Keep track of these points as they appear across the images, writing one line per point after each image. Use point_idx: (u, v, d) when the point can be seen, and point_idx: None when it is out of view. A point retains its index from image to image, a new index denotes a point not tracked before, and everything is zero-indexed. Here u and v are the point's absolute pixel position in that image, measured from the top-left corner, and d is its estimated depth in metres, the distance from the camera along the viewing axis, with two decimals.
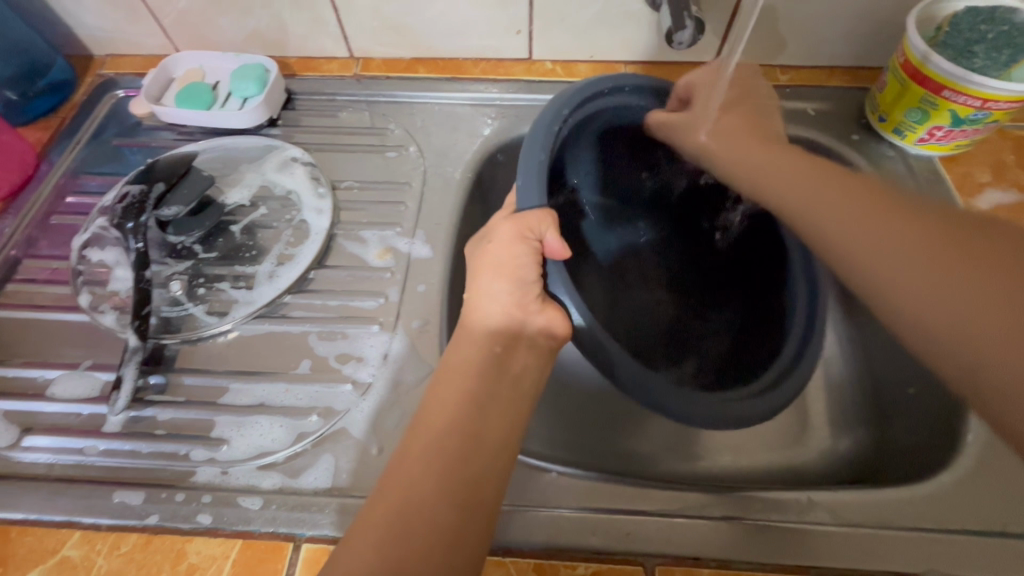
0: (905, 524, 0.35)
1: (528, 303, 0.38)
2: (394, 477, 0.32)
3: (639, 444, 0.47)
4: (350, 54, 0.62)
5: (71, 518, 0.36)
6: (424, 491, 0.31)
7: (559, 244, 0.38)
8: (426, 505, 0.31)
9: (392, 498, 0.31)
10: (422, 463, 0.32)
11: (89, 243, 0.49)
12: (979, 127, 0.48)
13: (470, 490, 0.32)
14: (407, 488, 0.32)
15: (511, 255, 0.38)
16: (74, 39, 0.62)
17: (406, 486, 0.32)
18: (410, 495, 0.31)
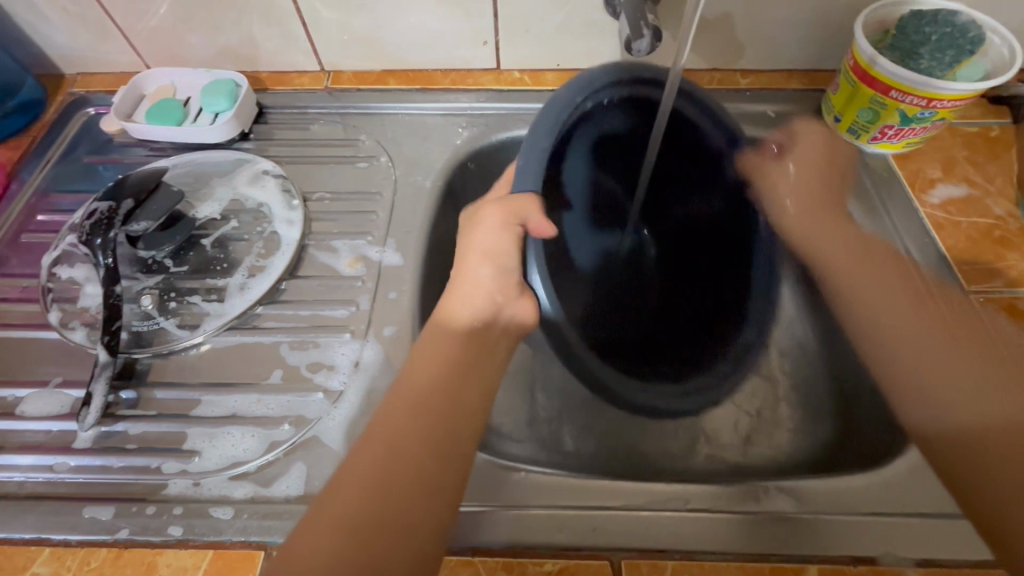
0: (858, 510, 0.37)
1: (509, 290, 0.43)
2: (381, 427, 0.35)
3: (614, 446, 0.48)
4: (321, 68, 0.63)
5: (41, 536, 0.36)
6: (403, 443, 0.34)
7: (542, 222, 0.41)
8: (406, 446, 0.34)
9: (376, 446, 0.34)
10: (402, 422, 0.35)
11: (58, 260, 0.49)
12: (927, 125, 0.50)
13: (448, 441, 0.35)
14: (391, 436, 0.34)
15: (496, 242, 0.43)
16: (45, 59, 0.62)
17: (388, 434, 0.34)
18: (388, 445, 0.34)
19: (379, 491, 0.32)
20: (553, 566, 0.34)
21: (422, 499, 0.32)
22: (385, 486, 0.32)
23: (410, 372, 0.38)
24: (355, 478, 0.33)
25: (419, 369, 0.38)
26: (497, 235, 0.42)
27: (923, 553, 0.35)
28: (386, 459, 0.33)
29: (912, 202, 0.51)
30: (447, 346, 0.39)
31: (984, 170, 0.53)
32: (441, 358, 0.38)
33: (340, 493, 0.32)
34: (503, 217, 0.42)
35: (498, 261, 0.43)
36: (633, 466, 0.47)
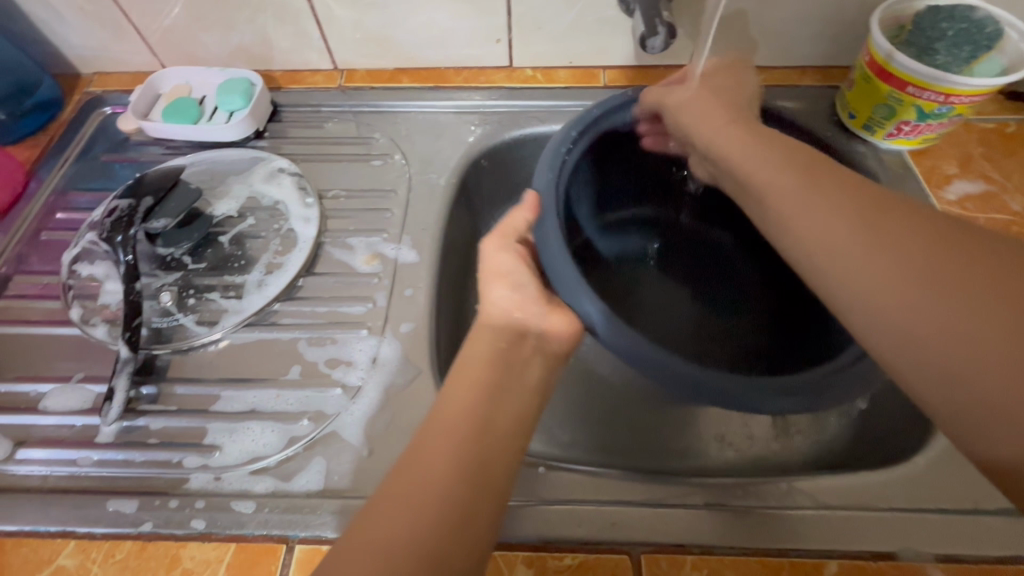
0: (878, 506, 0.36)
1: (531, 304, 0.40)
2: (411, 465, 0.32)
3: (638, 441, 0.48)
4: (334, 66, 0.63)
5: (66, 528, 0.37)
6: (437, 481, 0.31)
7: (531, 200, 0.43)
8: (440, 483, 0.31)
9: (405, 484, 0.31)
10: (435, 459, 0.32)
11: (78, 258, 0.49)
12: (943, 120, 0.50)
13: (484, 477, 0.32)
14: (422, 474, 0.31)
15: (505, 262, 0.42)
16: (62, 58, 0.63)
17: (419, 472, 0.31)
18: (421, 485, 0.31)
19: (412, 533, 0.29)
20: (573, 560, 0.34)
21: (460, 541, 0.29)
22: (419, 526, 0.29)
23: (440, 407, 0.35)
24: (385, 519, 0.30)
25: (450, 401, 0.35)
26: (501, 257, 0.42)
27: (941, 549, 0.35)
28: (419, 498, 0.30)
29: (929, 198, 0.51)
30: (482, 377, 0.36)
31: (1001, 166, 0.53)
32: (473, 390, 0.35)
33: (370, 533, 0.29)
34: (500, 240, 0.43)
35: (512, 281, 0.41)
36: (653, 462, 0.47)
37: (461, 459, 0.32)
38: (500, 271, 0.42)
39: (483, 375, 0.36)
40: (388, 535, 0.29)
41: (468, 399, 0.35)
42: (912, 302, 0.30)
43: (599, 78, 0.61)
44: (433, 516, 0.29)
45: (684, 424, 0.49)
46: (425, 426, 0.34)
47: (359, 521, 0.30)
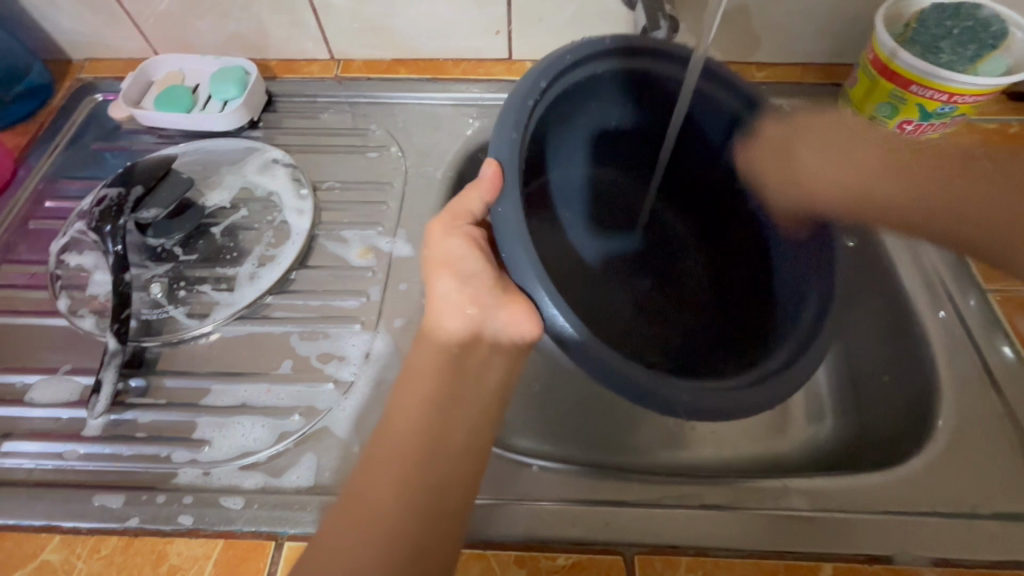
0: (874, 508, 0.36)
1: (484, 299, 0.37)
2: (356, 495, 0.33)
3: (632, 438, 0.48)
4: (331, 56, 0.62)
5: (50, 523, 0.36)
6: (384, 510, 0.32)
7: (489, 173, 0.37)
8: (385, 514, 0.32)
9: (352, 513, 0.33)
10: (383, 486, 0.33)
11: (66, 247, 0.48)
12: (946, 120, 0.49)
13: (437, 498, 0.33)
14: (368, 503, 0.33)
15: (455, 251, 0.39)
16: (52, 43, 0.62)
17: (365, 505, 0.33)
18: (372, 502, 0.33)
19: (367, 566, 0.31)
20: (566, 560, 0.34)
21: (421, 552, 0.31)
22: (371, 559, 0.31)
23: (387, 429, 0.36)
24: (336, 552, 0.31)
25: (395, 423, 0.36)
26: (450, 241, 0.39)
27: (940, 553, 0.34)
28: (368, 530, 0.32)
29: None
30: (430, 389, 0.37)
31: None
32: (422, 407, 0.36)
33: (334, 551, 0.32)
34: (449, 223, 0.39)
35: (462, 270, 0.38)
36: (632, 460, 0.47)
37: (408, 484, 0.33)
38: (445, 263, 0.39)
39: (431, 387, 0.37)
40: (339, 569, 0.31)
41: (418, 417, 0.36)
42: (961, 190, 0.43)
43: None
44: (384, 549, 0.31)
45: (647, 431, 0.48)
46: (372, 449, 0.35)
47: (314, 549, 0.32)
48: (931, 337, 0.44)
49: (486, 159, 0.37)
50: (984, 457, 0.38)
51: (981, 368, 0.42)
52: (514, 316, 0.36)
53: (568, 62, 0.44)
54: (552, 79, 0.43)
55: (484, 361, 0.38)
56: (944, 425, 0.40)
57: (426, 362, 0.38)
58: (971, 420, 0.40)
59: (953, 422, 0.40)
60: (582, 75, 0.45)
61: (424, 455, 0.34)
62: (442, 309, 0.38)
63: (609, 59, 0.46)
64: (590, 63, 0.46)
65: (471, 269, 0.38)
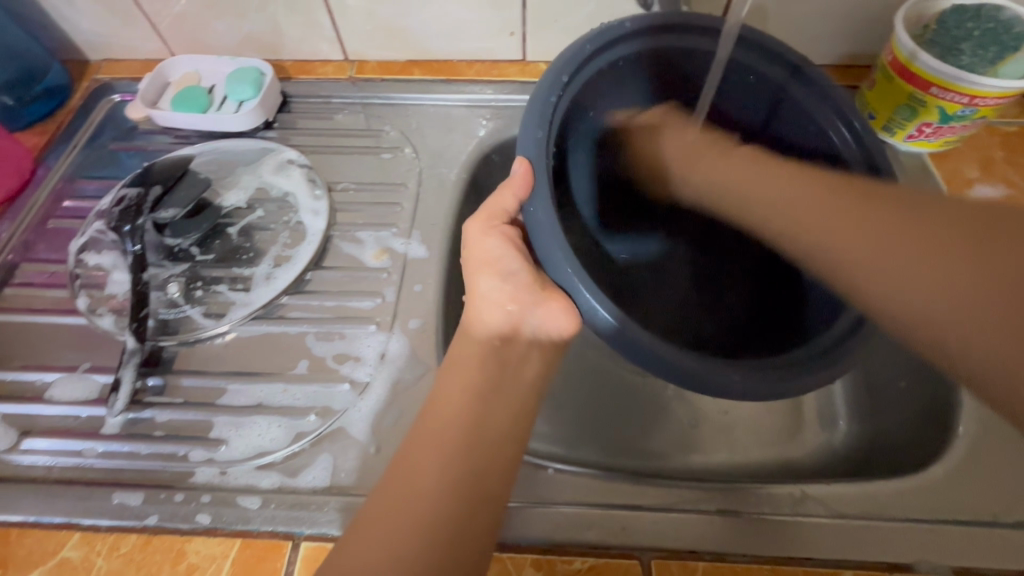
0: (895, 515, 0.36)
1: (522, 296, 0.38)
2: (403, 478, 0.33)
3: (648, 440, 0.48)
4: (345, 57, 0.62)
5: (70, 520, 0.37)
6: (430, 495, 0.32)
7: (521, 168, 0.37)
8: (429, 499, 0.32)
9: (398, 495, 0.32)
10: (428, 471, 0.33)
11: (85, 246, 0.49)
12: (967, 123, 0.49)
13: (483, 484, 0.33)
14: (413, 486, 0.32)
15: (490, 249, 0.39)
16: (70, 44, 0.62)
17: (410, 488, 0.32)
18: (415, 482, 0.32)
19: (411, 548, 0.30)
20: (582, 564, 0.34)
21: (466, 539, 0.31)
22: (415, 542, 0.30)
23: (431, 415, 0.35)
24: (381, 533, 0.31)
25: (438, 411, 0.35)
26: (488, 240, 0.40)
27: (959, 561, 0.34)
28: (410, 514, 0.31)
29: None
30: (473, 380, 0.37)
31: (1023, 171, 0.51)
32: (465, 397, 0.36)
33: (377, 531, 0.31)
34: (485, 222, 0.40)
35: (501, 268, 0.39)
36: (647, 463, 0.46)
37: (453, 469, 0.33)
38: (485, 260, 0.39)
39: (476, 376, 0.37)
40: (382, 548, 0.30)
41: (462, 406, 0.35)
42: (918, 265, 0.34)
43: None
44: (428, 533, 0.31)
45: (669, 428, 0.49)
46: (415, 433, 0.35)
47: (359, 527, 0.32)
48: None
49: (516, 156, 0.38)
50: (1006, 465, 0.38)
51: None
52: (549, 311, 0.38)
53: (589, 50, 0.43)
54: (571, 73, 0.42)
55: (523, 356, 0.39)
56: (965, 431, 0.39)
57: (466, 353, 0.38)
58: (994, 428, 0.39)
59: (974, 428, 0.39)
60: (605, 59, 0.45)
61: (468, 442, 0.34)
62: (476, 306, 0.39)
63: (635, 40, 0.45)
64: (611, 49, 0.45)
65: (509, 266, 0.39)
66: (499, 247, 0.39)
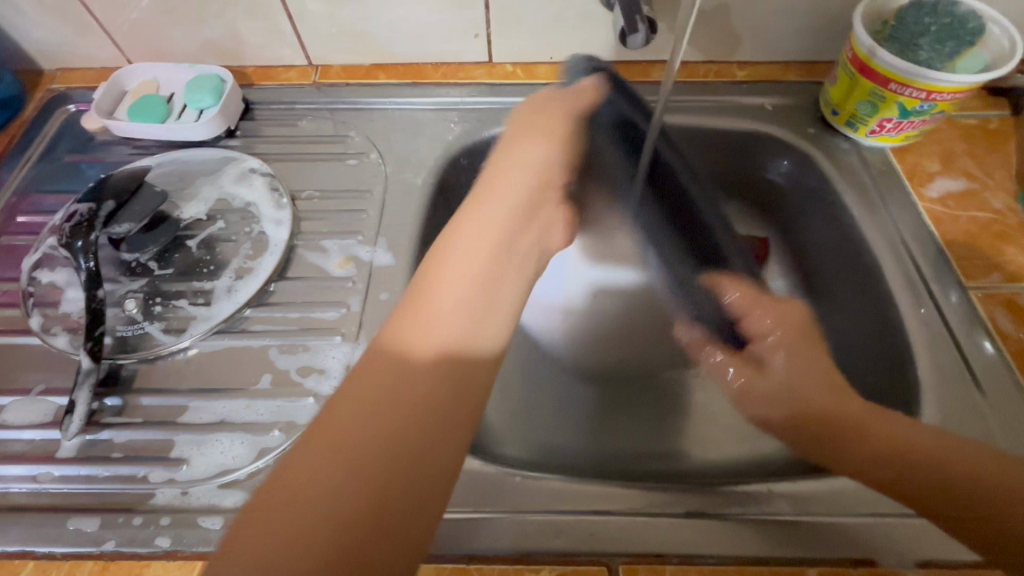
0: (859, 511, 0.36)
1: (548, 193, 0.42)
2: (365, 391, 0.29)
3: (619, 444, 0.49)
4: (308, 62, 0.61)
5: (24, 548, 0.36)
6: (418, 406, 0.29)
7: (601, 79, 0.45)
8: (388, 425, 0.28)
9: (384, 378, 0.30)
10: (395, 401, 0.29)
11: (39, 264, 0.47)
12: (926, 117, 0.49)
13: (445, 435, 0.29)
14: (380, 397, 0.29)
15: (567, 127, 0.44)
16: (22, 53, 0.60)
17: (366, 409, 0.28)
18: (407, 382, 0.30)
19: (351, 475, 0.26)
20: (550, 572, 0.33)
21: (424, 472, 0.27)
22: (400, 434, 0.28)
23: (418, 329, 0.32)
24: (319, 457, 0.27)
25: (420, 322, 0.32)
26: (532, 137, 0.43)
27: (921, 555, 0.34)
28: (400, 406, 0.28)
29: (911, 195, 0.51)
30: (472, 301, 0.34)
31: (982, 162, 0.52)
32: (454, 326, 0.32)
33: (362, 406, 0.28)
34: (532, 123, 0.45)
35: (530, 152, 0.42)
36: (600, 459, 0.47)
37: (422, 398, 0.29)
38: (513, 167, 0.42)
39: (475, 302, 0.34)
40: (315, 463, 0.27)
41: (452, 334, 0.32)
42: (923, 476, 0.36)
43: None
44: (377, 465, 0.27)
45: (621, 420, 0.50)
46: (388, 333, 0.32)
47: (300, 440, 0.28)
48: (910, 335, 0.44)
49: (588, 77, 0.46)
50: None
51: (960, 361, 0.42)
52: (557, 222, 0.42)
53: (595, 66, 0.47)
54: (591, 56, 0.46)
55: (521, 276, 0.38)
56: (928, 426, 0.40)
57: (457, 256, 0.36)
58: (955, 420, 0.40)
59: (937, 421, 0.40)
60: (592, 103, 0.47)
61: (441, 376, 0.30)
62: (477, 213, 0.39)
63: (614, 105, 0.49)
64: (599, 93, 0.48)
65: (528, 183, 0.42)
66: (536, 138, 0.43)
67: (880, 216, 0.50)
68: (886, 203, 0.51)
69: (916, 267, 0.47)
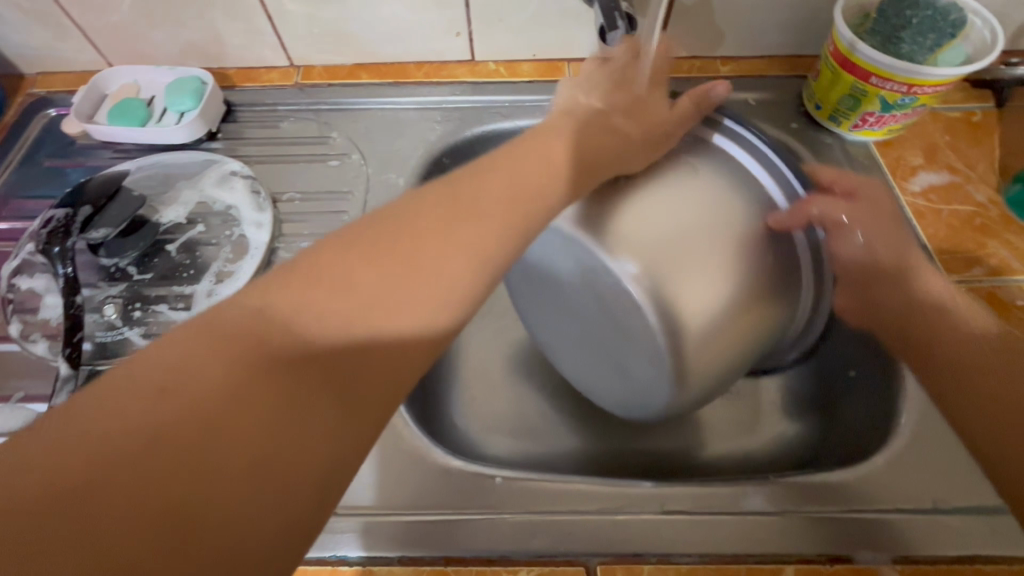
0: (837, 508, 0.36)
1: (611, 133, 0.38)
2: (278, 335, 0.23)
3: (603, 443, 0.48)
4: (290, 63, 0.61)
5: None
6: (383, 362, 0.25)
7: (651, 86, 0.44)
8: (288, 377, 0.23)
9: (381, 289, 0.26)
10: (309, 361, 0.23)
11: (18, 270, 0.47)
12: (908, 111, 0.49)
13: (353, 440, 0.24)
14: (368, 311, 0.25)
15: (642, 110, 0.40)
16: (3, 58, 0.60)
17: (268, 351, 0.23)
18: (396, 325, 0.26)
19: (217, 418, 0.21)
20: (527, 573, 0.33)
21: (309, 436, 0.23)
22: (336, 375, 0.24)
23: (357, 298, 0.25)
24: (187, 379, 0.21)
25: (360, 282, 0.25)
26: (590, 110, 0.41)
27: (899, 550, 0.34)
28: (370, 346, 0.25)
29: (893, 190, 0.50)
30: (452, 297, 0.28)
31: (965, 156, 0.52)
32: (396, 332, 0.26)
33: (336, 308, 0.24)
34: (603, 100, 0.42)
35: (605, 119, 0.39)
36: (579, 460, 0.47)
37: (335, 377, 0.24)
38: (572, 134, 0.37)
39: (449, 304, 0.27)
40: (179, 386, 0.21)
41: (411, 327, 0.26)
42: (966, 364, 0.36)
43: (564, 71, 0.60)
44: (218, 430, 0.21)
45: (606, 417, 0.50)
46: (317, 270, 0.25)
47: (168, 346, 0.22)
48: None
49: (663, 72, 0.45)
50: (948, 452, 0.38)
51: None
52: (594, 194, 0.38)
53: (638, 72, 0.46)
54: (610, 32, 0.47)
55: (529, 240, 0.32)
56: (907, 421, 0.40)
57: (437, 214, 0.29)
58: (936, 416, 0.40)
59: (917, 416, 0.40)
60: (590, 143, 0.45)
61: (361, 373, 0.24)
62: (522, 171, 0.33)
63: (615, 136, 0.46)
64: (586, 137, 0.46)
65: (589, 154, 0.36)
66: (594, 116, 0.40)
67: None
68: None
69: None
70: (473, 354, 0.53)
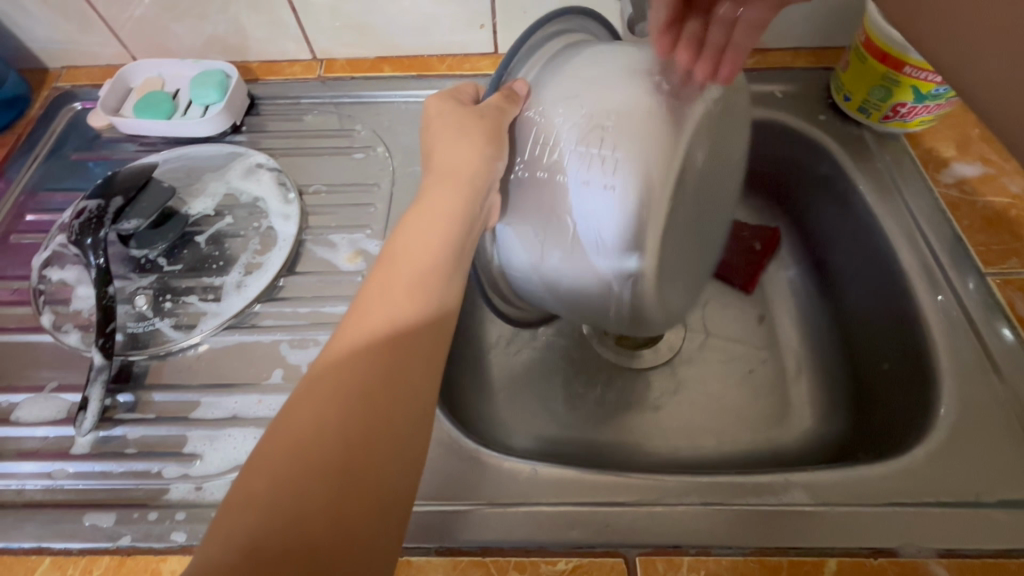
0: (876, 501, 0.36)
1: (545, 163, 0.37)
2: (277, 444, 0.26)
3: (633, 435, 0.48)
4: (313, 56, 0.61)
5: (41, 544, 0.35)
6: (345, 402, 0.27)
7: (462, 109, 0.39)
8: (283, 520, 0.23)
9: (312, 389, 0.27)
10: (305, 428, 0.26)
11: (49, 262, 0.47)
12: (941, 102, 0.48)
13: (408, 355, 0.29)
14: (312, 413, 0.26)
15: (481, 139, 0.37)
16: (28, 53, 0.60)
17: (289, 437, 0.26)
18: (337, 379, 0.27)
19: (317, 479, 0.24)
20: (566, 565, 0.33)
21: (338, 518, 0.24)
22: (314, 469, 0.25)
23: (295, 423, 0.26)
24: (259, 509, 0.24)
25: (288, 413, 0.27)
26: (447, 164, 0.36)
27: (943, 544, 0.34)
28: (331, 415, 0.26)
29: (927, 181, 0.50)
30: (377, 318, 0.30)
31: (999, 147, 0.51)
32: (339, 394, 0.27)
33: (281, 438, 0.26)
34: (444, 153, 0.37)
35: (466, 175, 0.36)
36: (608, 453, 0.47)
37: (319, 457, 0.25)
38: (452, 166, 0.36)
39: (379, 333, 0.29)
40: (253, 525, 0.23)
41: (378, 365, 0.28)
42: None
43: None
44: None
45: (631, 411, 0.49)
46: (275, 430, 0.27)
47: (216, 534, 0.24)
48: (928, 322, 0.43)
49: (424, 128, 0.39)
50: (990, 445, 0.38)
51: (979, 349, 0.41)
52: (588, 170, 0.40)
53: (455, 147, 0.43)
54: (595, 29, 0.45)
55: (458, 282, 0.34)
56: (946, 413, 0.39)
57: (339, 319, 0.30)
58: (975, 410, 0.39)
59: (955, 409, 0.39)
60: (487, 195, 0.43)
61: (338, 454, 0.25)
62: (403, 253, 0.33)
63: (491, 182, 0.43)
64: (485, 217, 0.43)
65: (485, 176, 0.36)
66: (456, 168, 0.36)
67: (896, 203, 0.49)
68: (903, 189, 0.50)
69: (934, 253, 0.46)
70: (498, 347, 0.53)
